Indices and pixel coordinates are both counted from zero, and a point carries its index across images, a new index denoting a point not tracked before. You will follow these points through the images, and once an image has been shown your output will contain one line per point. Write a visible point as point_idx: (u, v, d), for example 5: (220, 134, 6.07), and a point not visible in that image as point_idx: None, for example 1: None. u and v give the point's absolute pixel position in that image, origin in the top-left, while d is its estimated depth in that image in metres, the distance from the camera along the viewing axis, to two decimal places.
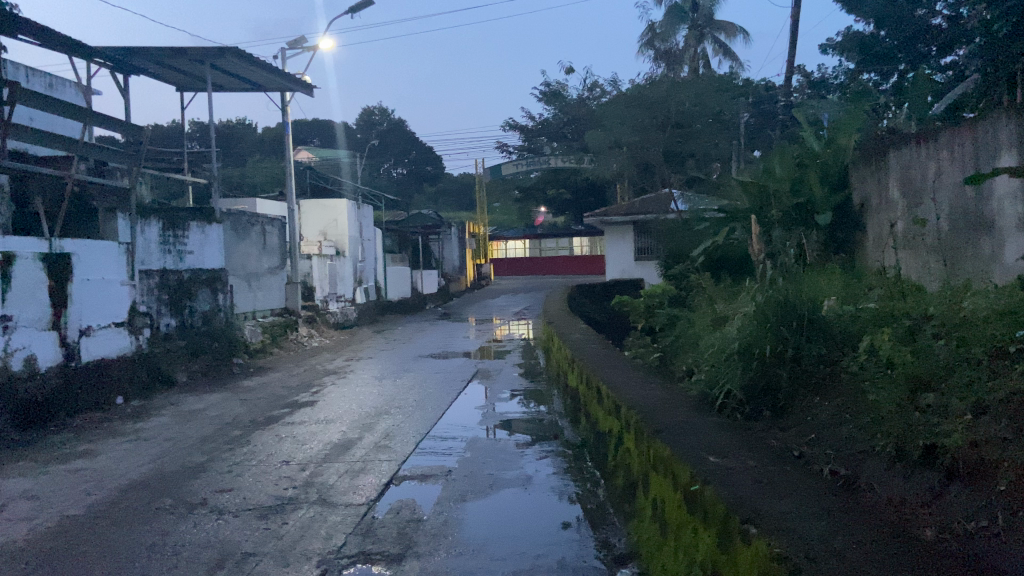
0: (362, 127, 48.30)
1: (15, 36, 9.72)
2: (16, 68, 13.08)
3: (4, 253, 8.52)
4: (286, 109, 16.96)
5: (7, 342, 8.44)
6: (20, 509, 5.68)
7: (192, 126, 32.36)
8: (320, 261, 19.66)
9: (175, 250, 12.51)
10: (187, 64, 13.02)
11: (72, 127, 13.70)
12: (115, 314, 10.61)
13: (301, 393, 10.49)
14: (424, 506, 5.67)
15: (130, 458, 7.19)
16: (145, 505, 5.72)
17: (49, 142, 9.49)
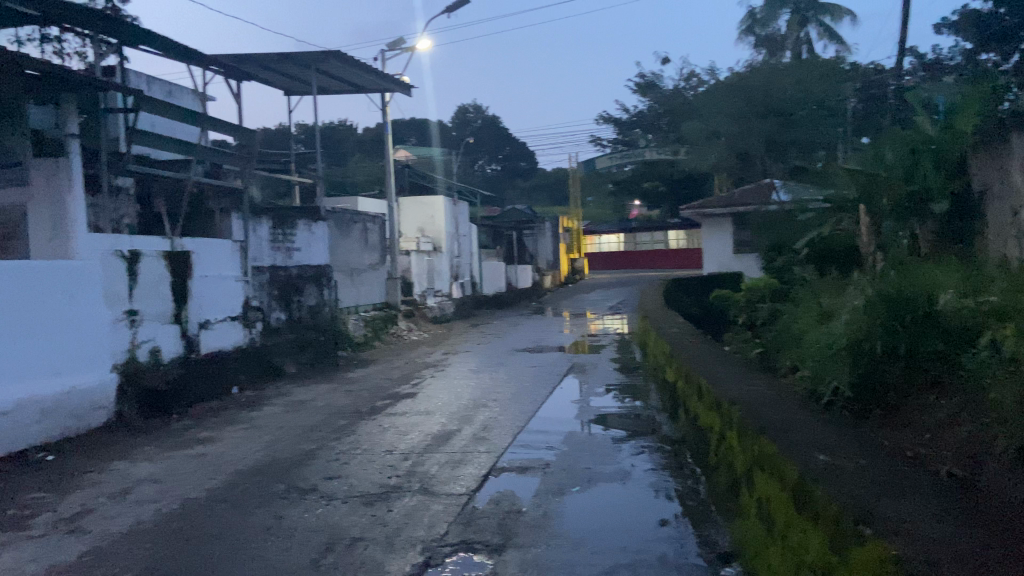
0: (457, 125, 49.13)
1: (139, 46, 10.37)
2: (140, 78, 14.00)
3: (132, 251, 9.13)
4: (385, 109, 17.43)
5: (134, 334, 9.05)
6: (147, 492, 6.09)
7: (296, 128, 33.62)
8: (418, 256, 20.14)
9: (284, 247, 13.09)
10: (294, 69, 13.58)
11: (189, 132, 14.55)
12: (231, 308, 11.22)
13: (402, 385, 10.79)
14: (524, 498, 5.74)
15: (246, 445, 7.60)
16: (261, 489, 6.05)
17: (171, 147, 10.13)
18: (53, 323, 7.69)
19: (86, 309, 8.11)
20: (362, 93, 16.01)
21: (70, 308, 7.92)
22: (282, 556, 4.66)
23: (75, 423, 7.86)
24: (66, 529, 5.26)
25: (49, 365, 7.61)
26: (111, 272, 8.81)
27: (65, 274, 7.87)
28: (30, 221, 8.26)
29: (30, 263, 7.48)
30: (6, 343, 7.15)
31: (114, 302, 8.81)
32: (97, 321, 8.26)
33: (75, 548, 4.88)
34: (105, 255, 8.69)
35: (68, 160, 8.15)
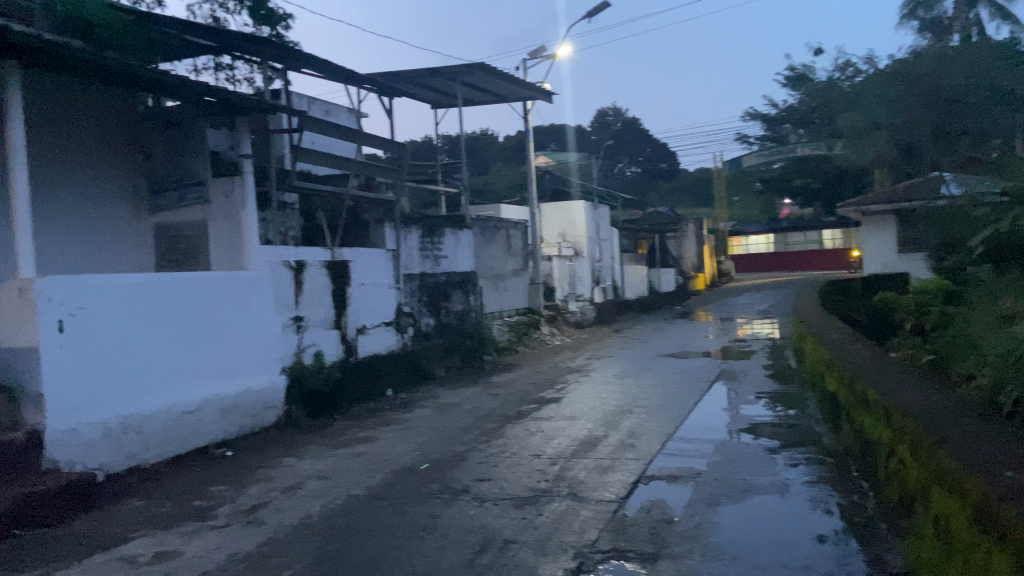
0: (596, 129, 49.01)
1: (302, 70, 11.10)
2: (302, 99, 15.02)
3: (298, 262, 9.79)
4: (527, 117, 17.67)
5: (300, 338, 9.73)
6: (315, 488, 6.49)
7: (441, 140, 34.77)
8: (560, 261, 20.23)
9: (433, 255, 13.56)
10: (441, 83, 14.07)
11: (346, 148, 15.43)
12: (385, 314, 11.79)
13: (547, 390, 10.89)
14: (676, 507, 5.62)
15: (401, 445, 7.94)
16: (417, 488, 6.29)
17: (331, 163, 10.78)
18: (230, 329, 8.37)
19: (258, 316, 8.79)
20: (505, 103, 16.33)
21: (245, 315, 8.61)
22: (439, 554, 4.81)
23: (250, 421, 8.52)
24: (245, 520, 5.70)
25: (227, 368, 8.29)
26: (281, 281, 9.49)
27: (241, 284, 8.57)
28: (211, 236, 9.04)
29: (212, 274, 8.19)
30: (193, 347, 7.86)
31: (283, 309, 9.47)
32: (268, 327, 8.92)
33: (254, 538, 5.28)
34: (275, 266, 9.38)
35: (242, 179, 8.79)
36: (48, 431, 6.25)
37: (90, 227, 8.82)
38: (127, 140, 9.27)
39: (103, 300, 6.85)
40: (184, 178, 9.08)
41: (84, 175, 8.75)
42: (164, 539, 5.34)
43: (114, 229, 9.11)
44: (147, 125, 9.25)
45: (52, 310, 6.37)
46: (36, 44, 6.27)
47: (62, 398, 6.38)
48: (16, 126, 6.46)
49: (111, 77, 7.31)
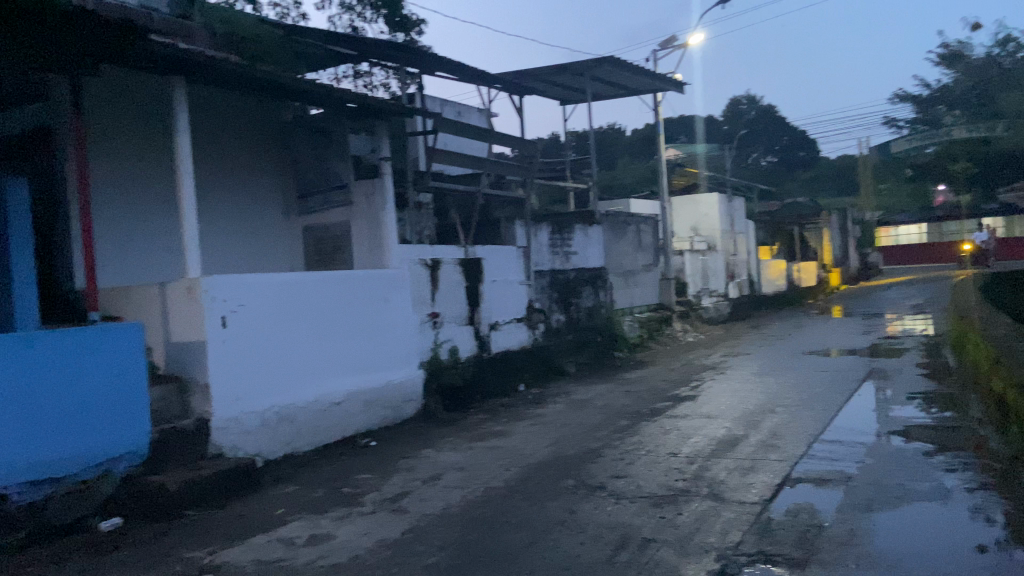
0: (729, 119, 47.42)
1: (436, 73, 11.40)
2: (435, 102, 15.43)
3: (433, 259, 10.08)
4: (657, 109, 17.35)
5: (436, 334, 10.02)
6: (454, 479, 6.66)
7: (569, 136, 34.73)
8: (693, 256, 19.73)
9: (563, 251, 13.56)
10: (570, 79, 14.06)
11: (477, 148, 15.80)
12: (516, 310, 11.93)
13: (682, 387, 10.65)
14: (824, 511, 5.35)
15: (536, 440, 8.01)
16: (553, 483, 6.33)
17: (464, 162, 11.01)
18: (372, 325, 8.75)
19: (398, 312, 9.15)
20: (635, 95, 16.10)
21: (387, 311, 8.99)
22: (577, 549, 4.81)
23: (391, 413, 8.88)
24: (390, 507, 5.94)
25: (370, 362, 8.67)
26: (418, 278, 9.80)
27: (381, 282, 8.94)
28: (353, 236, 9.46)
29: (355, 272, 8.59)
30: (340, 342, 8.27)
31: (420, 306, 9.80)
32: (406, 322, 9.26)
33: (399, 526, 5.48)
34: (412, 263, 9.70)
35: (380, 180, 9.13)
36: (212, 420, 6.77)
37: (246, 229, 9.45)
38: (277, 147, 9.87)
39: (261, 298, 7.33)
40: (328, 181, 9.55)
41: (240, 180, 9.38)
42: (316, 523, 5.64)
43: (267, 230, 9.71)
44: (295, 132, 9.81)
45: (215, 307, 6.86)
46: (200, 61, 6.77)
47: (225, 388, 6.90)
48: (185, 137, 7.00)
49: (262, 88, 7.79)
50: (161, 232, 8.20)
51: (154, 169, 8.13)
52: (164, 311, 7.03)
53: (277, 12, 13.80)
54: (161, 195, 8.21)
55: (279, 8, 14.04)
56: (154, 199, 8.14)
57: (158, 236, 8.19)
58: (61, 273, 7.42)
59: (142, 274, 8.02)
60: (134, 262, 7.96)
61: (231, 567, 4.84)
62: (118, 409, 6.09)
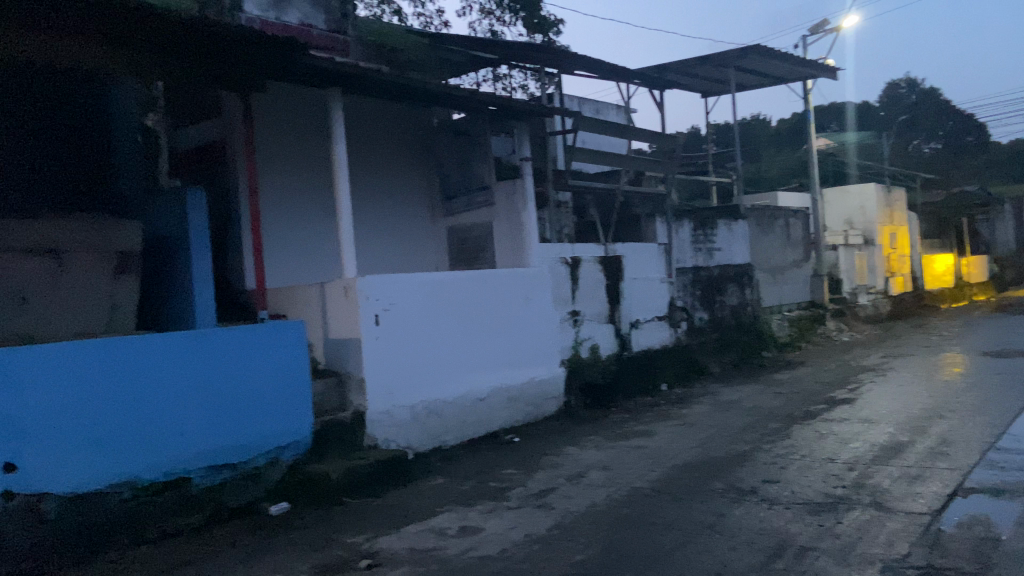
0: (886, 104, 44.38)
1: (575, 71, 11.42)
2: (573, 100, 15.46)
3: (574, 257, 10.10)
4: (807, 97, 16.53)
5: (577, 332, 10.05)
6: (598, 478, 6.65)
7: (711, 130, 33.72)
8: (847, 251, 18.63)
9: (706, 247, 13.19)
10: (713, 70, 13.67)
11: (616, 144, 15.66)
12: (658, 308, 11.74)
13: (837, 390, 10.08)
14: (1004, 525, 4.89)
15: (681, 441, 7.84)
16: (701, 485, 6.17)
17: (604, 160, 10.96)
18: (514, 323, 8.89)
19: (539, 309, 9.24)
20: (782, 84, 15.42)
21: (528, 309, 9.10)
22: (729, 554, 4.66)
23: (533, 409, 9.02)
24: (536, 503, 6.01)
25: (513, 358, 8.83)
26: (559, 277, 9.86)
27: (523, 281, 9.07)
28: (496, 236, 9.63)
29: (498, 271, 8.75)
30: (483, 340, 8.46)
31: (561, 304, 9.85)
32: (548, 320, 9.34)
33: (545, 521, 5.54)
34: (553, 262, 9.76)
35: (521, 180, 9.21)
36: (367, 412, 7.14)
37: (396, 231, 9.85)
38: (423, 151, 10.23)
39: (410, 296, 7.63)
40: (471, 183, 9.77)
41: (390, 184, 9.78)
42: (465, 515, 5.80)
43: (414, 231, 10.08)
44: (439, 137, 10.12)
45: (369, 306, 7.21)
46: (353, 73, 7.13)
47: (378, 382, 7.25)
48: (341, 144, 7.39)
49: (410, 95, 8.09)
50: (319, 235, 8.72)
51: (312, 176, 8.65)
52: (324, 308, 7.46)
53: (421, 21, 14.32)
54: (318, 201, 8.71)
55: (423, 17, 14.56)
56: (313, 204, 8.65)
57: (316, 238, 8.70)
58: (233, 273, 8.00)
59: (303, 275, 8.54)
60: (296, 263, 8.48)
61: (387, 554, 5.07)
62: (284, 399, 6.56)
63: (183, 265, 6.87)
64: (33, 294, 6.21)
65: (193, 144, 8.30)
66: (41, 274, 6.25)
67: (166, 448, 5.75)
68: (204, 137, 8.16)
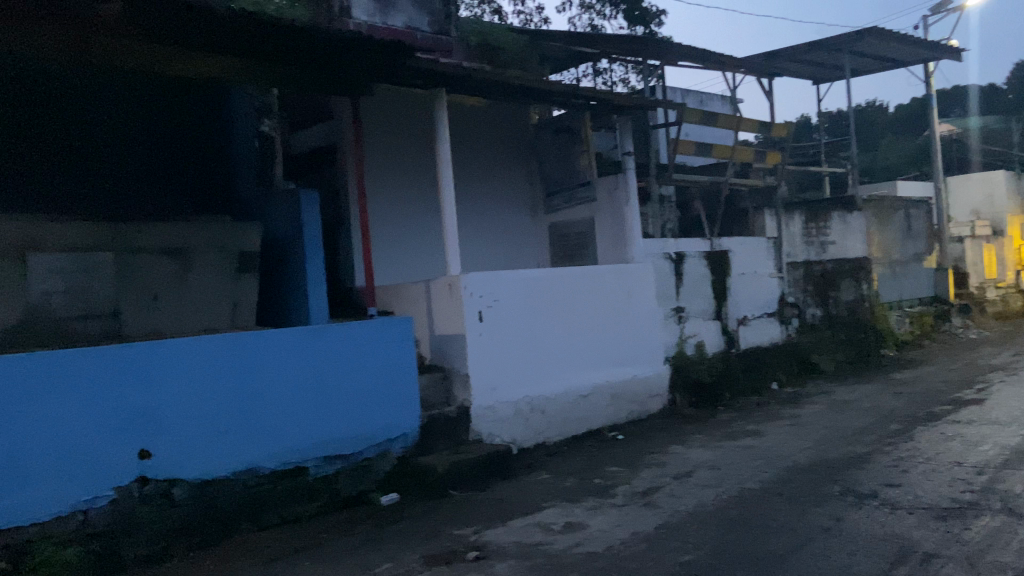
0: (1017, 84, 41.25)
1: (679, 63, 11.17)
2: (676, 93, 15.13)
3: (678, 253, 9.90)
4: (929, 80, 15.55)
5: (682, 329, 9.85)
6: (706, 477, 6.49)
7: (822, 118, 32.31)
8: (974, 242, 17.45)
9: (819, 241, 12.65)
10: (825, 56, 13.07)
11: (722, 136, 15.24)
12: (767, 304, 11.36)
13: (964, 390, 9.44)
14: None
15: (793, 441, 7.55)
16: (816, 488, 5.92)
17: (710, 152, 10.67)
18: (618, 320, 8.80)
19: (642, 305, 9.11)
20: (902, 67, 14.58)
21: (631, 305, 8.99)
22: (849, 560, 4.45)
23: (637, 407, 8.91)
24: (642, 501, 5.93)
25: (617, 356, 8.75)
26: (662, 273, 9.68)
27: (626, 277, 8.96)
28: (598, 232, 9.58)
29: (601, 268, 8.67)
30: (587, 336, 8.42)
31: (665, 300, 9.68)
32: (652, 316, 9.19)
33: (652, 520, 5.45)
34: (657, 257, 9.60)
35: (623, 175, 9.12)
36: (472, 407, 7.24)
37: (500, 228, 9.93)
38: (525, 149, 10.26)
39: (513, 293, 7.68)
40: (572, 180, 9.74)
41: (493, 181, 9.86)
42: (570, 511, 5.79)
43: (516, 228, 10.13)
44: (540, 134, 10.12)
45: (472, 302, 7.32)
46: (456, 73, 7.23)
47: (483, 378, 7.34)
48: (445, 144, 7.51)
49: (512, 93, 8.13)
50: (424, 234, 8.91)
51: (417, 176, 8.85)
52: (429, 305, 7.61)
53: (522, 19, 14.38)
54: (423, 200, 8.90)
55: (523, 14, 14.61)
56: (418, 203, 8.85)
57: (421, 236, 8.88)
58: (343, 272, 8.29)
59: (409, 273, 8.75)
60: (403, 261, 8.69)
61: (494, 547, 5.12)
62: (393, 393, 6.74)
63: (297, 265, 7.17)
64: (164, 294, 6.63)
65: (305, 148, 8.63)
66: (169, 274, 6.66)
67: (283, 438, 6.03)
68: (315, 141, 8.49)
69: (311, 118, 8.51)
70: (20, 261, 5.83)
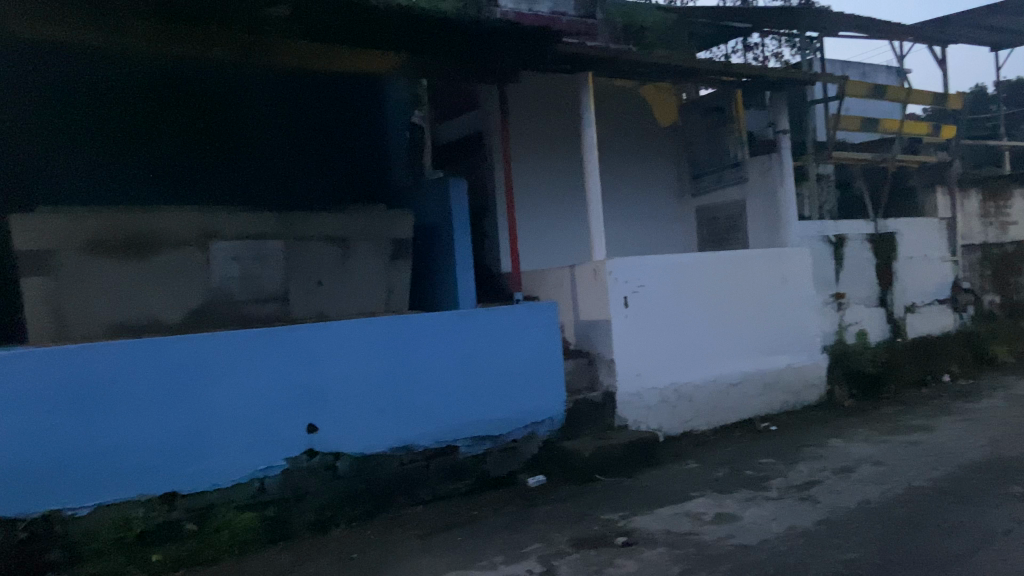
0: None
1: (838, 33, 10.48)
2: (835, 66, 14.19)
3: (838, 235, 9.35)
4: None
5: (842, 317, 9.30)
6: (869, 473, 6.12)
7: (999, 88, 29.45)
8: None
9: (999, 221, 11.54)
10: (1008, 17, 11.85)
11: (886, 110, 14.19)
12: (939, 290, 10.50)
13: None
14: None
15: (968, 437, 6.96)
16: (995, 488, 5.43)
17: (874, 127, 9.97)
18: (771, 307, 8.41)
19: (798, 290, 8.65)
20: None
21: (786, 291, 8.56)
22: None
23: (792, 398, 8.52)
24: (798, 495, 5.68)
25: (770, 344, 8.38)
26: (820, 256, 9.18)
27: (780, 261, 8.53)
28: (749, 214, 9.24)
29: (753, 252, 8.31)
30: (738, 323, 8.12)
31: (823, 285, 9.17)
32: (809, 303, 8.70)
33: (809, 515, 5.21)
34: (814, 240, 9.13)
35: (779, 154, 8.82)
36: (618, 393, 7.19)
37: (644, 213, 9.73)
38: (671, 132, 10.01)
39: (660, 278, 7.53)
40: (722, 160, 9.41)
41: (638, 165, 9.67)
42: (721, 502, 5.64)
43: (663, 212, 9.89)
44: (687, 115, 9.84)
45: (617, 288, 7.25)
46: (602, 55, 7.15)
47: (629, 364, 7.27)
48: (591, 128, 7.46)
49: (658, 73, 7.94)
50: (570, 219, 8.92)
51: (562, 161, 8.85)
52: (574, 290, 7.60)
53: None
54: (568, 185, 8.90)
55: None
56: (564, 189, 8.87)
57: (566, 222, 8.89)
58: (489, 257, 8.45)
59: (555, 258, 8.80)
60: (549, 247, 8.76)
61: (643, 533, 5.08)
62: (538, 377, 6.82)
63: (447, 251, 7.38)
64: (327, 277, 7.04)
65: (453, 137, 8.83)
66: (330, 258, 7.06)
67: (436, 418, 6.25)
68: (463, 130, 8.69)
69: (460, 106, 8.68)
70: (203, 249, 6.37)
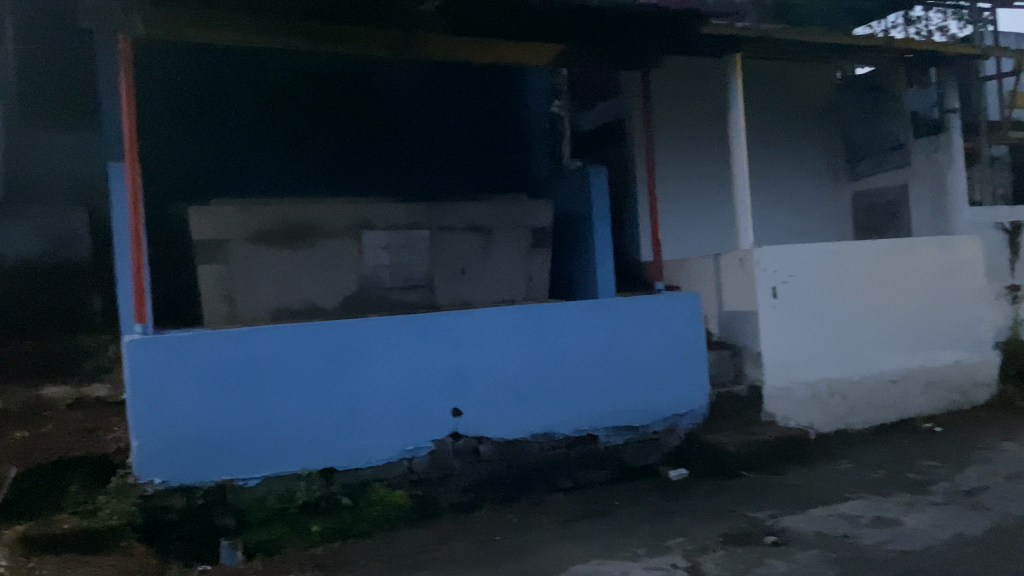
0: None
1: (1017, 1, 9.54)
2: (1009, 38, 12.94)
3: (1015, 222, 8.57)
4: None
5: (1018, 311, 8.56)
6: None
7: None
8: None
9: None
10: None
11: None
12: None
13: None
14: None
15: None
16: None
17: None
18: (935, 299, 7.80)
19: (967, 282, 7.97)
20: None
21: (952, 283, 7.91)
22: None
23: (959, 397, 7.91)
24: (967, 501, 5.26)
25: (934, 339, 7.80)
26: (994, 245, 8.45)
27: (946, 251, 7.89)
28: (913, 199, 8.69)
29: (916, 240, 7.74)
30: (898, 316, 7.61)
31: (997, 276, 8.44)
32: (979, 296, 8.01)
33: (980, 523, 4.82)
34: (987, 227, 8.41)
35: (947, 136, 8.31)
36: (765, 387, 6.94)
37: (793, 200, 9.26)
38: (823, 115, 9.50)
39: (813, 268, 7.17)
40: (881, 142, 8.87)
41: (788, 149, 9.21)
42: (879, 505, 5.32)
43: (813, 199, 9.37)
44: (842, 96, 9.30)
45: (766, 278, 6.97)
46: (750, 36, 6.87)
47: (778, 357, 6.99)
48: (738, 112, 7.19)
49: (809, 52, 7.54)
50: (715, 207, 8.67)
51: (706, 148, 8.61)
52: (719, 280, 7.39)
53: None
54: (712, 172, 8.63)
55: None
56: (710, 176, 8.63)
57: (709, 210, 8.64)
58: (629, 246, 8.34)
59: (699, 247, 8.59)
60: (693, 236, 8.56)
61: (794, 534, 4.88)
62: (680, 368, 6.68)
63: (587, 240, 7.36)
64: (469, 267, 7.19)
65: (593, 125, 8.75)
66: (472, 247, 7.21)
67: (577, 406, 6.28)
68: (603, 118, 8.62)
69: (601, 94, 8.60)
70: (356, 239, 6.69)
